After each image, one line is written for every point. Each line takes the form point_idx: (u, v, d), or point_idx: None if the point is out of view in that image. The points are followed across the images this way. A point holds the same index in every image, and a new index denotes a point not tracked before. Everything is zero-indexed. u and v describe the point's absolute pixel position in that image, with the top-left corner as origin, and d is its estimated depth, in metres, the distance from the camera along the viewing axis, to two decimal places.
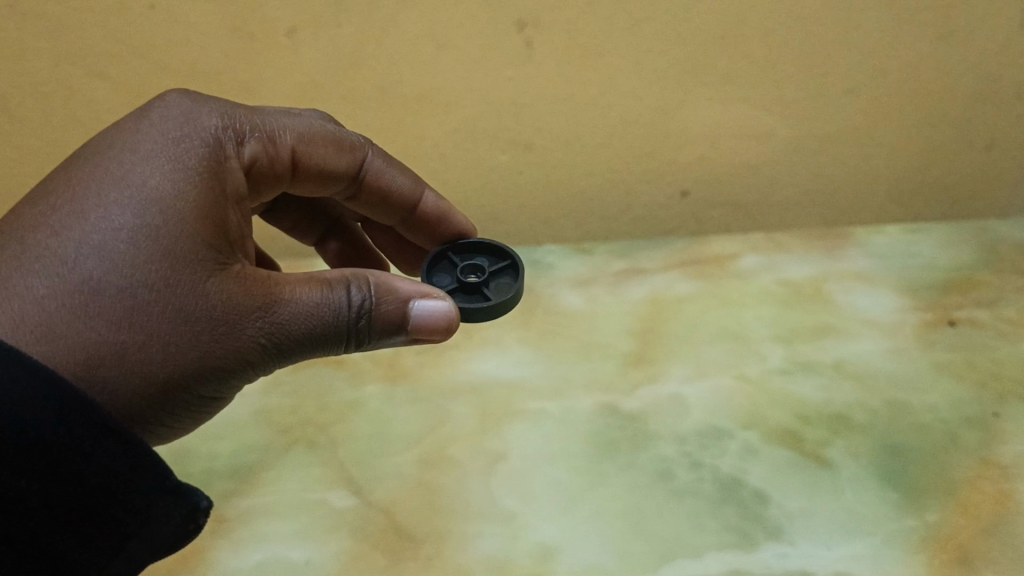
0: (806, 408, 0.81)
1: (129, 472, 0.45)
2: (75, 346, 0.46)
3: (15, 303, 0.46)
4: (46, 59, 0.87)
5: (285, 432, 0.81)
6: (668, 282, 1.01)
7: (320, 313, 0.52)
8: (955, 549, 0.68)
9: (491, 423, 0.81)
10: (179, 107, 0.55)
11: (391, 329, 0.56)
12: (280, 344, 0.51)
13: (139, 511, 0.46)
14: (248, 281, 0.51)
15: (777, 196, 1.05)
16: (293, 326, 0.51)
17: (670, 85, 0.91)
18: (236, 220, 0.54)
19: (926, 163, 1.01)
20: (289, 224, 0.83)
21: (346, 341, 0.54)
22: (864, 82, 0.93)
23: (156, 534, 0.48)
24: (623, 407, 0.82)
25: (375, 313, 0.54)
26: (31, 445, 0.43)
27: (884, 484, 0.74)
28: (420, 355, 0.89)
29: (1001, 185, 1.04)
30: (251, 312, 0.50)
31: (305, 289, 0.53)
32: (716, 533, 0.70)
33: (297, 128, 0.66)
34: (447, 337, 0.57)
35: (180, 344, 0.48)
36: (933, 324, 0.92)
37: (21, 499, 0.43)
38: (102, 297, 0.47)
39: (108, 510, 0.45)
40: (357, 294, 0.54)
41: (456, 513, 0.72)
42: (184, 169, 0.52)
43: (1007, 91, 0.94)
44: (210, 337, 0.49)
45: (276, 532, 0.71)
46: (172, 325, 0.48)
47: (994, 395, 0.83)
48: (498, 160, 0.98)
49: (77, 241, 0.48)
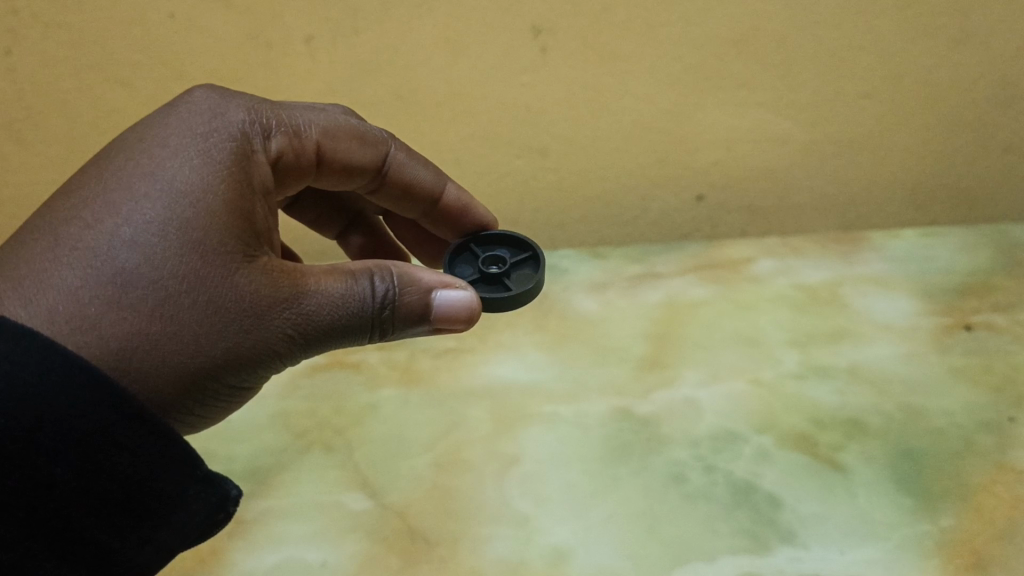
0: (820, 412, 0.81)
1: (159, 464, 0.46)
2: (111, 338, 0.47)
3: (50, 297, 0.47)
4: (74, 63, 0.88)
5: (302, 435, 0.82)
6: (684, 285, 1.00)
7: (344, 305, 0.54)
8: (969, 551, 0.68)
9: (505, 426, 0.81)
10: (206, 103, 0.56)
11: (413, 318, 0.57)
12: (305, 333, 0.53)
13: (170, 500, 0.48)
14: (275, 274, 0.52)
15: (793, 199, 1.05)
16: (318, 317, 0.53)
17: (686, 89, 0.92)
18: (263, 214, 0.55)
19: (944, 163, 1.01)
20: (310, 218, 0.85)
21: (368, 332, 0.55)
22: (883, 85, 0.93)
23: (188, 522, 0.49)
24: (639, 411, 0.83)
25: (399, 304, 0.56)
26: (68, 432, 0.43)
27: (902, 490, 0.74)
28: (435, 359, 0.90)
29: (1015, 186, 1.04)
30: (277, 303, 0.51)
31: (330, 280, 0.54)
32: (729, 537, 0.70)
33: (321, 122, 0.66)
34: (467, 326, 0.58)
35: (210, 335, 0.49)
36: (947, 329, 0.91)
37: (54, 487, 0.43)
38: (134, 290, 0.48)
39: (137, 500, 0.46)
40: (379, 286, 0.55)
41: (471, 516, 0.73)
42: (214, 164, 0.53)
43: None
44: (239, 329, 0.50)
45: (293, 533, 0.72)
46: (203, 317, 0.49)
47: (1011, 400, 0.82)
48: (514, 166, 0.99)
49: (110, 235, 0.48)
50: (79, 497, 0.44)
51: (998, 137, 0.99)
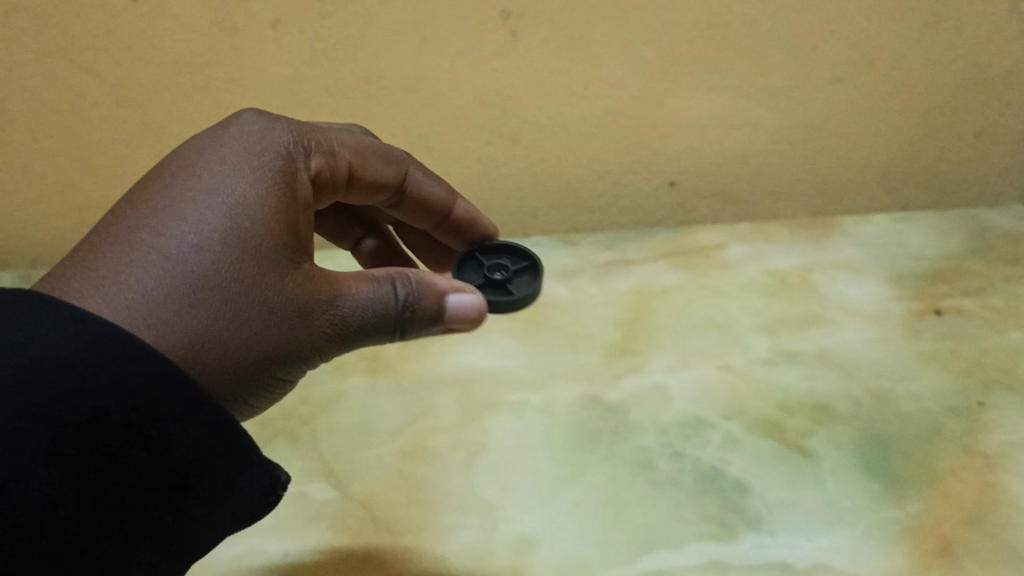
0: (788, 398, 0.81)
1: (217, 446, 0.47)
2: (179, 336, 0.47)
3: (119, 297, 0.46)
4: (35, 47, 0.86)
5: (267, 424, 0.80)
6: (656, 271, 1.00)
7: (376, 309, 0.55)
8: (935, 537, 0.68)
9: (473, 415, 0.80)
10: (255, 122, 0.57)
11: (432, 323, 0.58)
12: (340, 334, 0.54)
13: (225, 482, 0.48)
14: (317, 278, 0.53)
15: (765, 184, 1.05)
16: (352, 320, 0.54)
17: (658, 75, 0.91)
18: (305, 224, 0.56)
19: (914, 148, 1.01)
20: (325, 225, 0.83)
21: (393, 335, 0.56)
22: (856, 70, 0.93)
23: (239, 504, 0.50)
24: (607, 398, 0.82)
25: (421, 307, 0.57)
26: (130, 411, 0.44)
27: (869, 476, 0.73)
28: (404, 348, 0.89)
29: (982, 171, 1.04)
30: (319, 306, 0.52)
31: (361, 284, 0.55)
32: (695, 524, 0.69)
33: (351, 141, 0.67)
34: (475, 328, 0.59)
35: (261, 337, 0.50)
36: (917, 314, 0.91)
37: (112, 465, 0.44)
38: (199, 290, 0.48)
39: (193, 482, 0.47)
40: (405, 290, 0.56)
41: (437, 506, 0.72)
42: (267, 177, 0.53)
43: (994, 79, 0.94)
44: (285, 330, 0.51)
45: (255, 524, 0.71)
46: (256, 318, 0.50)
47: (980, 384, 0.82)
48: (485, 153, 0.99)
49: (173, 238, 0.49)
50: (138, 476, 0.45)
51: (967, 122, 0.99)
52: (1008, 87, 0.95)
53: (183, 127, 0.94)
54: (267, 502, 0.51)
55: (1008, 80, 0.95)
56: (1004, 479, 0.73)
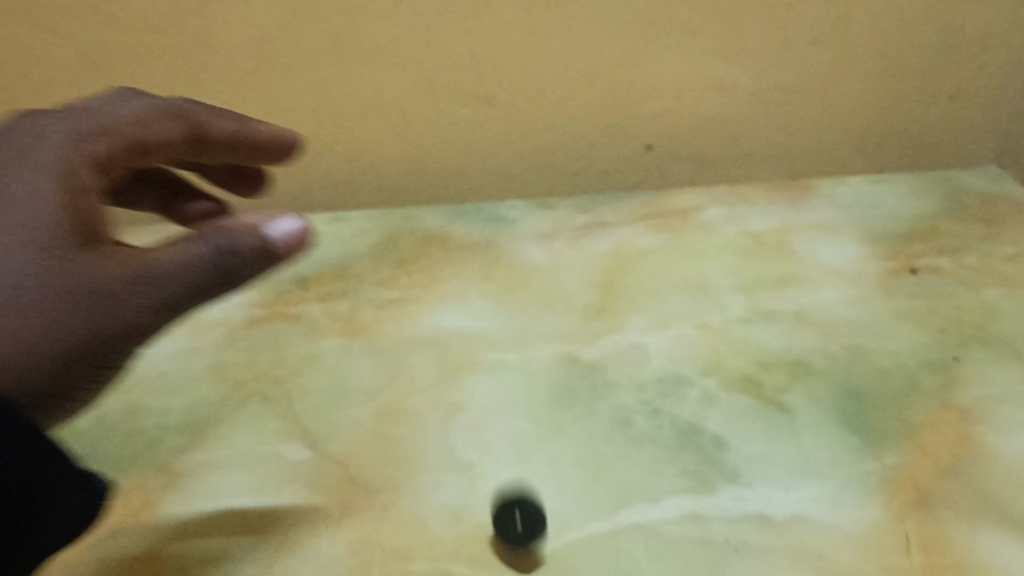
0: (765, 355, 0.81)
1: (45, 464, 0.48)
2: None
3: None
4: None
5: (240, 387, 0.79)
6: (633, 233, 0.99)
7: (190, 268, 0.53)
8: (913, 490, 0.68)
9: (449, 374, 0.80)
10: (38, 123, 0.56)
11: (271, 259, 0.57)
12: (160, 304, 0.53)
13: (52, 500, 0.49)
14: (110, 257, 0.52)
15: (741, 147, 1.05)
16: (165, 288, 0.52)
17: (631, 35, 0.93)
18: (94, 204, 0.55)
19: (882, 110, 1.04)
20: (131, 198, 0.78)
21: (223, 284, 0.55)
22: (823, 30, 0.95)
23: (64, 520, 0.51)
24: (585, 356, 0.81)
25: (251, 249, 0.55)
26: None
27: (847, 429, 0.73)
28: (379, 311, 0.88)
29: (948, 132, 1.07)
30: (118, 287, 0.51)
31: (167, 249, 0.53)
32: (674, 479, 0.69)
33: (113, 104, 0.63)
34: (302, 247, 0.58)
35: (51, 332, 0.49)
36: (893, 273, 0.91)
37: None
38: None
39: (23, 501, 0.47)
40: (221, 240, 0.54)
41: (414, 464, 0.71)
42: (36, 179, 0.53)
43: (953, 42, 0.98)
44: (82, 320, 0.50)
45: (228, 485, 0.70)
46: (41, 315, 0.49)
47: (956, 340, 0.82)
48: (460, 115, 0.98)
49: None
50: None
51: (931, 83, 1.02)
52: (965, 51, 0.99)
53: (149, 89, 0.93)
54: (87, 517, 0.52)
55: (966, 44, 0.98)
56: (981, 431, 0.73)
